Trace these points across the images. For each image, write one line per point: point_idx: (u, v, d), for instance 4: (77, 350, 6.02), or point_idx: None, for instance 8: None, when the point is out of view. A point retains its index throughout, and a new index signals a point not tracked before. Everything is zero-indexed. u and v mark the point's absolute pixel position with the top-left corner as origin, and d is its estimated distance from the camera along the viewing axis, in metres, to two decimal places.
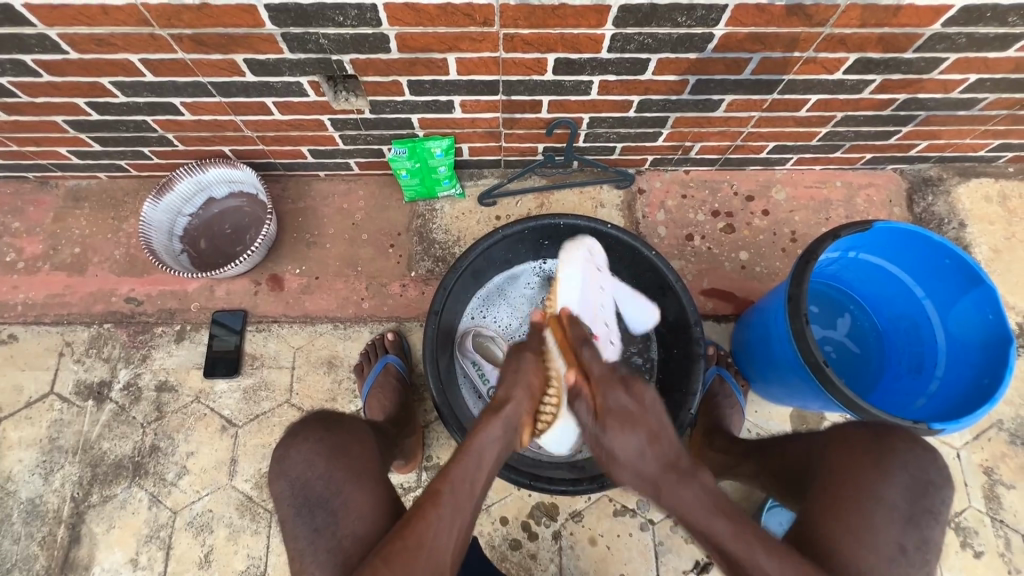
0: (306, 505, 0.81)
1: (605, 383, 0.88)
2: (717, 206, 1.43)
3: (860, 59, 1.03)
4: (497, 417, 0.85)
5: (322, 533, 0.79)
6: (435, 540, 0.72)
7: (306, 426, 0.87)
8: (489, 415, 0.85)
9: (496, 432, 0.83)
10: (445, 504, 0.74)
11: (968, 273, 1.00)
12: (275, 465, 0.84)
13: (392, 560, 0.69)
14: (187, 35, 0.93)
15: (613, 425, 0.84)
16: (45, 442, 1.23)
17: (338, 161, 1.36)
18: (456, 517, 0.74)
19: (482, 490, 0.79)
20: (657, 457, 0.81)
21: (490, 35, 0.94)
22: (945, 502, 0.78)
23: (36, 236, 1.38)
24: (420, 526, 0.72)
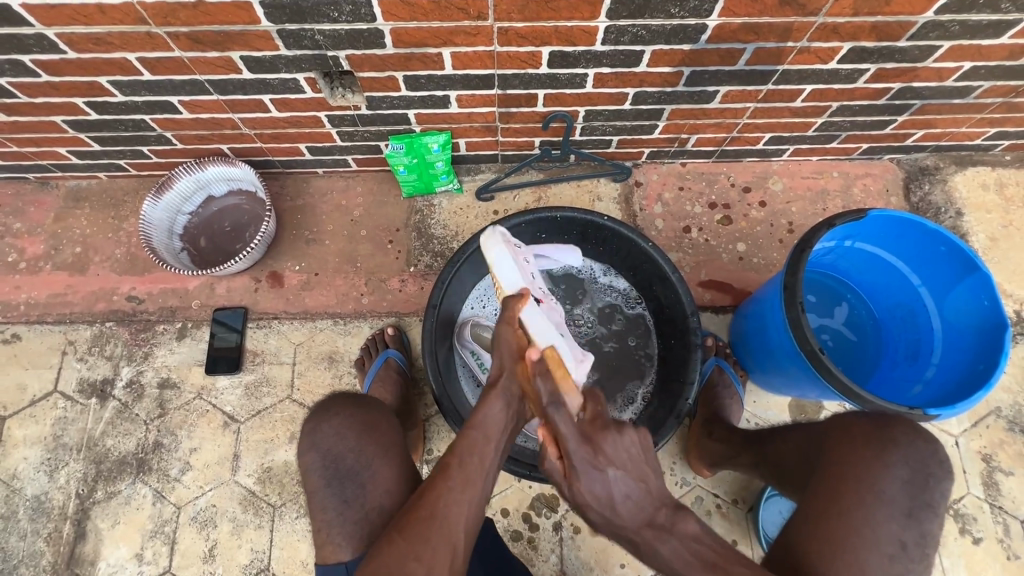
0: (336, 478, 0.90)
1: (574, 445, 0.76)
2: (714, 198, 1.44)
3: (854, 48, 1.04)
4: (498, 390, 0.83)
5: (351, 505, 0.89)
6: (447, 510, 0.74)
7: (337, 402, 0.96)
8: (487, 391, 0.83)
9: (500, 404, 0.83)
10: (454, 477, 0.76)
11: (963, 260, 1.00)
12: (308, 437, 0.93)
13: (407, 531, 0.73)
14: (183, 33, 0.94)
15: (582, 489, 0.74)
16: (50, 440, 1.24)
17: (336, 158, 1.36)
18: (468, 487, 0.76)
19: (494, 461, 0.81)
20: (635, 509, 0.74)
21: (484, 29, 0.95)
22: (944, 494, 0.77)
23: (37, 236, 1.39)
24: (432, 498, 0.75)
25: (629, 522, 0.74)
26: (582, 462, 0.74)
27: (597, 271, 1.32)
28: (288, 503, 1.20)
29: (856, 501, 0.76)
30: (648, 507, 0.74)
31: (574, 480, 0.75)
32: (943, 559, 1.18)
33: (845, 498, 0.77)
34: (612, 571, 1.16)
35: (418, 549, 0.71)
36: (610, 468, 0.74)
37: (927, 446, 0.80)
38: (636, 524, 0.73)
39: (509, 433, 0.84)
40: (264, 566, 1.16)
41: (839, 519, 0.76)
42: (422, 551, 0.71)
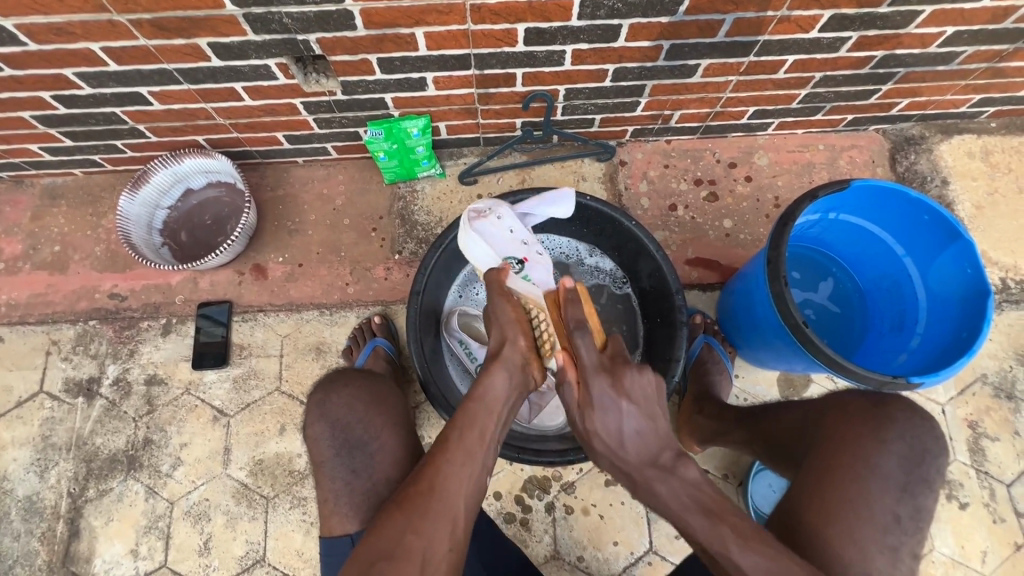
0: (345, 448, 0.93)
1: (591, 377, 0.78)
2: (700, 174, 1.43)
3: (835, 16, 1.02)
4: (503, 360, 0.85)
5: (359, 476, 0.92)
6: (447, 483, 0.74)
7: (346, 374, 0.98)
8: (490, 363, 0.85)
9: (503, 374, 0.84)
10: (452, 450, 0.76)
11: (947, 228, 1.00)
12: (317, 408, 0.95)
13: (407, 505, 0.73)
14: (146, 20, 0.91)
15: (595, 419, 0.77)
16: (39, 440, 1.23)
17: (315, 146, 1.34)
18: (468, 460, 0.76)
19: (494, 432, 0.80)
20: (640, 447, 0.75)
21: (456, 7, 0.92)
22: (941, 470, 0.79)
23: (14, 236, 1.37)
24: (432, 471, 0.75)
25: (632, 459, 0.75)
26: (598, 392, 0.76)
27: (582, 252, 1.32)
28: (281, 494, 1.20)
29: (854, 477, 0.77)
30: (647, 434, 0.75)
31: (589, 407, 0.77)
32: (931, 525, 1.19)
33: (836, 468, 0.79)
34: (605, 548, 1.18)
35: (417, 522, 0.71)
36: (620, 404, 0.76)
37: (905, 414, 0.81)
38: (641, 461, 0.74)
39: (511, 404, 0.84)
40: (260, 557, 1.17)
41: (834, 493, 0.77)
42: (420, 523, 0.71)
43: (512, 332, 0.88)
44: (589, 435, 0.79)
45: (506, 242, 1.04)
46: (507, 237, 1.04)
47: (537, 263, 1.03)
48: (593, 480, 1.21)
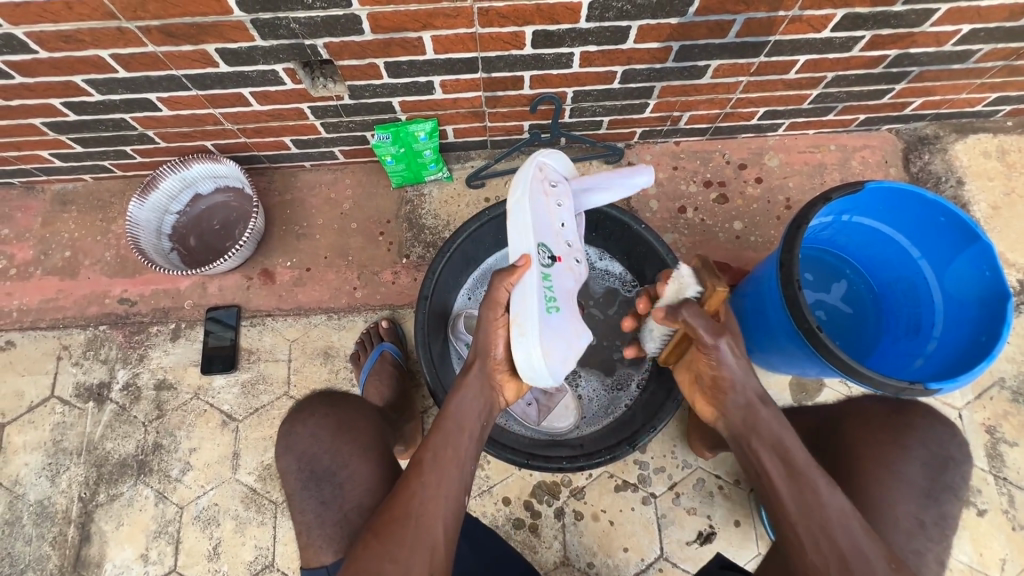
0: (312, 480, 0.92)
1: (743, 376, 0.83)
2: (709, 176, 1.41)
3: (848, 15, 1.00)
4: (472, 377, 0.87)
5: (329, 507, 0.90)
6: (422, 506, 0.75)
7: (312, 403, 0.98)
8: (459, 381, 0.87)
9: (466, 398, 0.85)
10: (427, 473, 0.77)
11: (964, 230, 0.98)
12: (282, 441, 0.95)
13: (384, 533, 0.73)
14: (155, 27, 0.92)
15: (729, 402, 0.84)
16: (50, 445, 1.24)
17: (322, 150, 1.34)
18: (442, 482, 0.77)
19: (468, 453, 0.82)
20: (745, 417, 0.82)
21: (464, 10, 0.92)
22: None
23: (26, 241, 1.38)
24: (406, 496, 0.75)
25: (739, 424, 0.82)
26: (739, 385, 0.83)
27: (592, 256, 1.30)
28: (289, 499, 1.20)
29: None
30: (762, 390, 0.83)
31: (727, 394, 0.84)
32: None
33: None
34: (616, 555, 1.17)
35: (394, 550, 0.71)
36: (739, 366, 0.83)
37: None
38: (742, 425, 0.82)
39: (483, 424, 0.86)
40: (269, 562, 1.17)
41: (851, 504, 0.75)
42: (399, 550, 0.71)
43: (484, 355, 0.88)
44: (719, 407, 0.86)
45: (548, 228, 0.97)
46: (557, 218, 1.00)
47: (564, 271, 0.99)
48: (603, 486, 1.20)
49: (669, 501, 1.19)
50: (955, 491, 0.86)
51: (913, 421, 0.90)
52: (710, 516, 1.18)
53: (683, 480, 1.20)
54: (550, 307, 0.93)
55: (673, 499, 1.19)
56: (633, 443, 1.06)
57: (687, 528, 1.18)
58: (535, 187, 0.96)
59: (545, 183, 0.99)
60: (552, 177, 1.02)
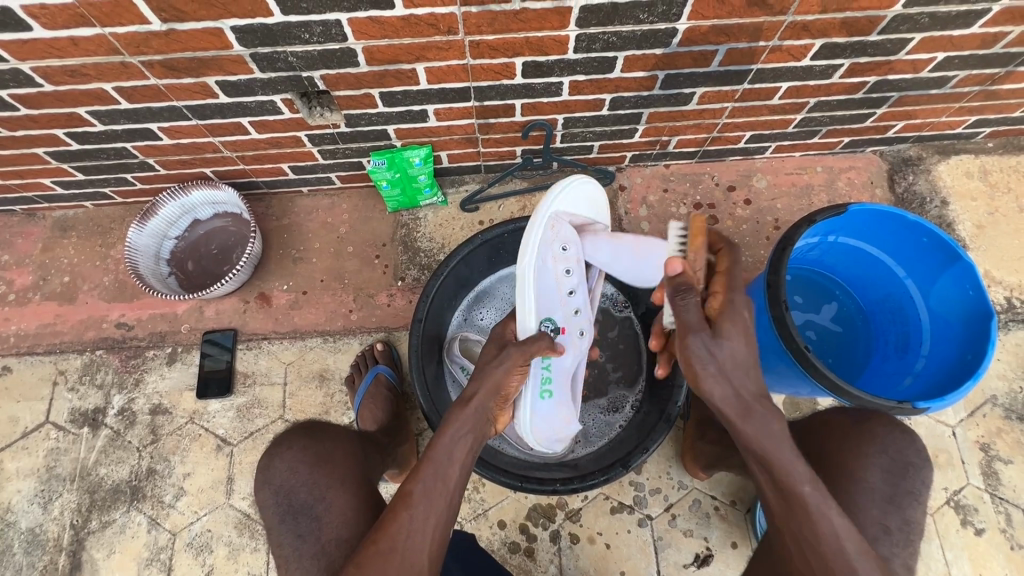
0: (290, 512, 0.87)
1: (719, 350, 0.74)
2: (699, 198, 1.44)
3: (826, 44, 1.04)
4: (470, 410, 0.85)
5: (306, 540, 0.85)
6: (408, 540, 0.74)
7: (289, 435, 0.94)
8: (455, 411, 0.85)
9: (461, 429, 0.83)
10: (416, 506, 0.76)
11: (947, 250, 1.00)
12: (260, 473, 0.91)
13: (367, 567, 0.72)
14: (157, 61, 0.95)
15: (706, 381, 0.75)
16: (43, 471, 1.23)
17: (319, 176, 1.37)
18: (429, 515, 0.76)
19: (457, 482, 0.81)
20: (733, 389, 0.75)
21: (456, 43, 0.95)
22: None
23: (25, 267, 1.40)
24: (393, 530, 0.74)
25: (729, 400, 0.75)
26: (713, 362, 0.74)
27: None
28: None
29: None
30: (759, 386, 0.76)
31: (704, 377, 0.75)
32: (946, 552, 1.16)
33: None
34: None
35: None
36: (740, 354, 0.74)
37: None
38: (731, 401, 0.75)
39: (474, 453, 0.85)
40: None
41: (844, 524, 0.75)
42: None
43: (489, 391, 0.88)
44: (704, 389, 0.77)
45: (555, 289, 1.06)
46: (565, 287, 1.07)
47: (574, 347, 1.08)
48: (598, 508, 1.19)
49: (665, 524, 1.18)
50: (912, 497, 0.86)
51: (873, 429, 0.91)
52: (707, 538, 1.18)
53: (679, 501, 1.20)
54: (546, 391, 1.05)
55: (669, 521, 1.18)
56: (627, 464, 1.05)
57: (684, 550, 1.17)
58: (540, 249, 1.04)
59: (553, 244, 1.06)
60: (564, 234, 1.07)
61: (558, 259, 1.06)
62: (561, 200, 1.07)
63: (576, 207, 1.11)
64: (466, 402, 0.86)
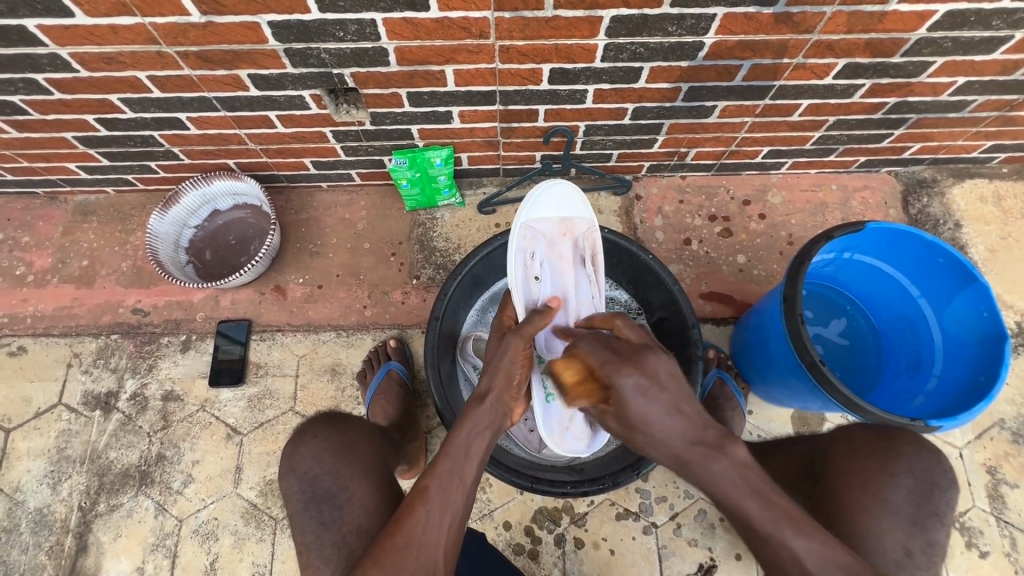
0: (313, 501, 0.88)
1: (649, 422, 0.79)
2: (714, 210, 1.45)
3: (849, 64, 1.05)
4: (485, 409, 0.87)
5: (329, 527, 0.86)
6: (425, 534, 0.73)
7: (316, 425, 0.95)
8: (472, 410, 0.87)
9: (477, 426, 0.85)
10: (432, 500, 0.76)
11: (962, 272, 1.00)
12: (285, 461, 0.91)
13: (383, 560, 0.71)
14: (193, 52, 0.97)
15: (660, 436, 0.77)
16: (53, 453, 1.24)
17: (340, 172, 1.38)
18: (446, 511, 0.76)
19: (472, 479, 0.81)
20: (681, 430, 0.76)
21: (486, 47, 0.97)
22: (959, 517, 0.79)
23: (46, 249, 1.41)
24: (410, 523, 0.74)
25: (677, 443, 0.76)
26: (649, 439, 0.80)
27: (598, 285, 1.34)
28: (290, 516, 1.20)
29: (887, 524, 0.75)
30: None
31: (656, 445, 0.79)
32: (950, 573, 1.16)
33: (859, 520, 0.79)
34: None
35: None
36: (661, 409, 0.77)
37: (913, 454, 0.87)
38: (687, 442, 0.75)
39: (488, 452, 0.86)
40: None
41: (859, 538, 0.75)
42: None
43: (503, 384, 0.91)
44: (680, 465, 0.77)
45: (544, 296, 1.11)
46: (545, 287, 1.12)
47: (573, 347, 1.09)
48: (604, 513, 1.19)
49: (670, 532, 1.19)
50: (933, 517, 0.85)
51: (886, 443, 0.91)
52: (711, 548, 1.18)
53: (684, 510, 1.20)
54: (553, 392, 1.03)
55: (674, 529, 1.19)
56: (637, 470, 1.05)
57: (688, 559, 1.17)
58: (515, 259, 1.09)
59: (526, 251, 1.11)
60: (533, 243, 1.12)
61: (530, 266, 1.11)
62: (529, 210, 1.13)
63: (551, 214, 1.14)
64: (481, 399, 0.89)
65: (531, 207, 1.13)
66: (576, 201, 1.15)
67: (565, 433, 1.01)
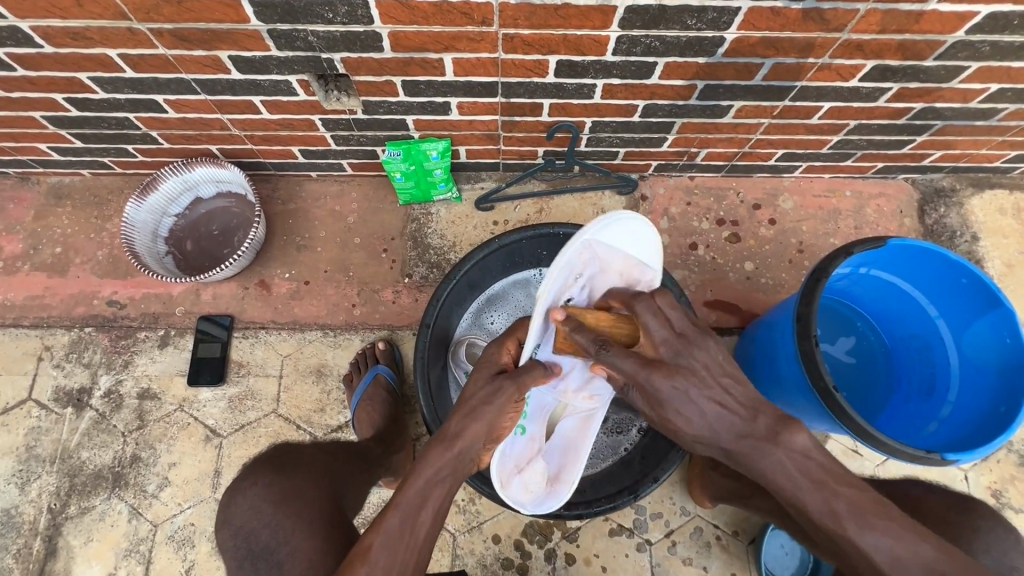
0: (248, 558, 0.81)
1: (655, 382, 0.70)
2: (722, 214, 1.39)
3: (878, 66, 0.98)
4: (445, 453, 0.72)
5: None
6: None
7: (256, 471, 0.88)
8: (432, 447, 0.72)
9: (435, 472, 0.71)
10: (376, 561, 0.65)
11: (986, 294, 0.95)
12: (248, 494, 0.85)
13: None
14: (167, 30, 0.88)
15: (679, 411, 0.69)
16: (22, 451, 1.18)
17: (330, 162, 1.31)
18: (391, 574, 0.65)
19: (428, 533, 0.69)
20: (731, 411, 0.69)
21: (488, 35, 0.89)
22: None
23: (16, 234, 1.33)
24: None
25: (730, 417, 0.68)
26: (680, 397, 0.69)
27: None
28: None
29: None
30: None
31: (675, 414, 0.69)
32: None
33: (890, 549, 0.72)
34: None
35: None
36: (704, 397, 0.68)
37: None
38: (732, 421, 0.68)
39: (451, 496, 0.72)
40: None
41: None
42: None
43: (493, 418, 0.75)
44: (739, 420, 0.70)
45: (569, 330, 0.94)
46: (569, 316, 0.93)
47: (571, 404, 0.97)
48: (596, 529, 1.15)
49: (664, 550, 1.15)
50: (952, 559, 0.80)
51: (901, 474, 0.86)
52: (706, 567, 1.14)
53: (680, 527, 1.16)
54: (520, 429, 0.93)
55: (669, 547, 1.15)
56: (635, 493, 1.02)
57: None
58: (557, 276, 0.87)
59: (573, 270, 0.89)
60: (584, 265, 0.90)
61: (567, 286, 0.91)
62: (602, 231, 0.88)
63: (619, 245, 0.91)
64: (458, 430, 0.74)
65: (611, 228, 0.88)
66: (649, 246, 0.92)
67: (515, 476, 0.90)
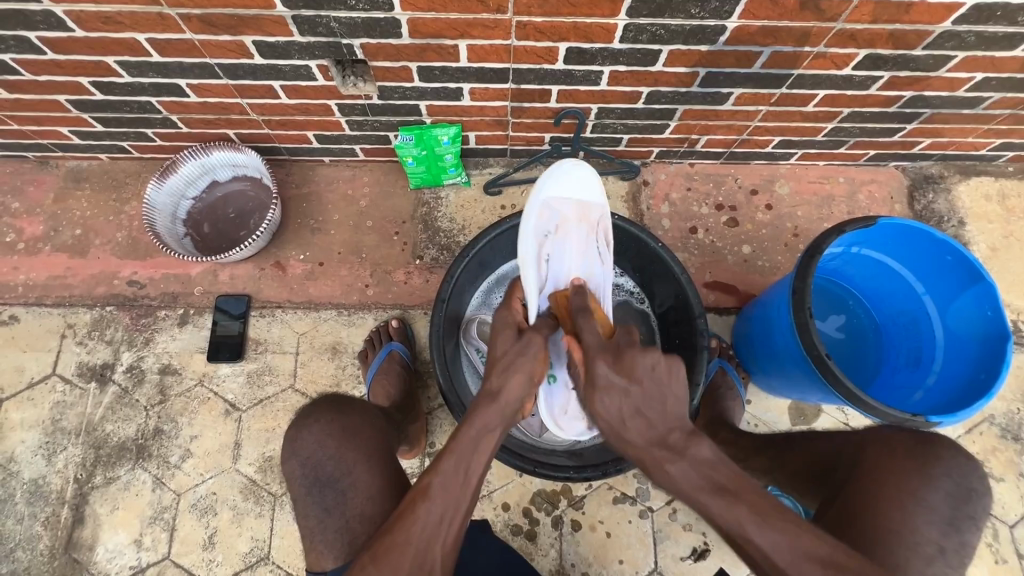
0: (315, 486, 0.87)
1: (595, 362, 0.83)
2: (721, 199, 1.44)
3: (870, 55, 1.04)
4: (495, 408, 0.81)
5: (331, 514, 0.86)
6: (424, 533, 0.72)
7: (318, 408, 0.92)
8: (482, 403, 0.81)
9: (485, 424, 0.80)
10: (434, 499, 0.74)
11: (969, 270, 1.01)
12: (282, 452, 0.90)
13: (380, 559, 0.71)
14: (195, 15, 0.92)
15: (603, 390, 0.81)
16: (48, 424, 1.23)
17: (344, 147, 1.35)
18: (447, 511, 0.73)
19: (480, 477, 0.78)
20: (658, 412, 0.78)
21: (503, 23, 0.94)
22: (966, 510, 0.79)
23: (37, 216, 1.37)
24: (410, 522, 0.72)
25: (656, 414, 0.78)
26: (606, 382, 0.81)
27: None
28: (289, 492, 1.20)
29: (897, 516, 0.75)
30: None
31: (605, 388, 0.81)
32: None
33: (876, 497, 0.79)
34: (611, 566, 1.18)
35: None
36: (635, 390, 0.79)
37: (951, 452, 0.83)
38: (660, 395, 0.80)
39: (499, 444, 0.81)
40: (264, 555, 1.16)
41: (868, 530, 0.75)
42: None
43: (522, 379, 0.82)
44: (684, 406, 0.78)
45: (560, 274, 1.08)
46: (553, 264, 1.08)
47: None
48: (601, 497, 1.21)
49: (665, 516, 1.21)
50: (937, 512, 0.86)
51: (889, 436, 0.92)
52: (705, 533, 1.20)
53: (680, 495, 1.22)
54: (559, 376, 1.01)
55: (670, 514, 1.21)
56: None
57: (682, 543, 1.19)
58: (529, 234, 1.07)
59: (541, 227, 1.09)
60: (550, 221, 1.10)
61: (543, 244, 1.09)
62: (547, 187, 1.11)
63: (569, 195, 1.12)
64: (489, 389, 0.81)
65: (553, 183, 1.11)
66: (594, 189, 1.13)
67: (563, 415, 1.00)
